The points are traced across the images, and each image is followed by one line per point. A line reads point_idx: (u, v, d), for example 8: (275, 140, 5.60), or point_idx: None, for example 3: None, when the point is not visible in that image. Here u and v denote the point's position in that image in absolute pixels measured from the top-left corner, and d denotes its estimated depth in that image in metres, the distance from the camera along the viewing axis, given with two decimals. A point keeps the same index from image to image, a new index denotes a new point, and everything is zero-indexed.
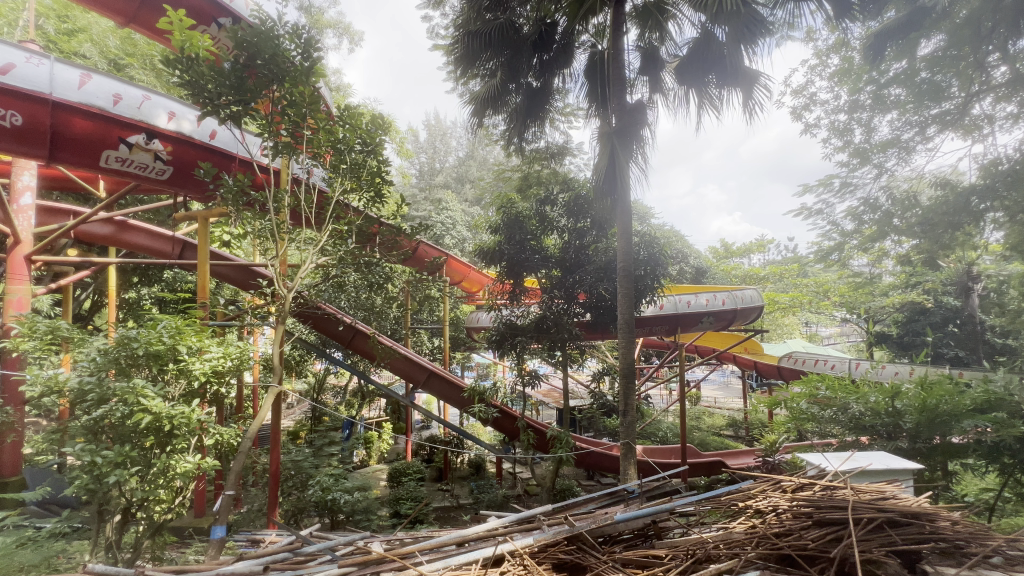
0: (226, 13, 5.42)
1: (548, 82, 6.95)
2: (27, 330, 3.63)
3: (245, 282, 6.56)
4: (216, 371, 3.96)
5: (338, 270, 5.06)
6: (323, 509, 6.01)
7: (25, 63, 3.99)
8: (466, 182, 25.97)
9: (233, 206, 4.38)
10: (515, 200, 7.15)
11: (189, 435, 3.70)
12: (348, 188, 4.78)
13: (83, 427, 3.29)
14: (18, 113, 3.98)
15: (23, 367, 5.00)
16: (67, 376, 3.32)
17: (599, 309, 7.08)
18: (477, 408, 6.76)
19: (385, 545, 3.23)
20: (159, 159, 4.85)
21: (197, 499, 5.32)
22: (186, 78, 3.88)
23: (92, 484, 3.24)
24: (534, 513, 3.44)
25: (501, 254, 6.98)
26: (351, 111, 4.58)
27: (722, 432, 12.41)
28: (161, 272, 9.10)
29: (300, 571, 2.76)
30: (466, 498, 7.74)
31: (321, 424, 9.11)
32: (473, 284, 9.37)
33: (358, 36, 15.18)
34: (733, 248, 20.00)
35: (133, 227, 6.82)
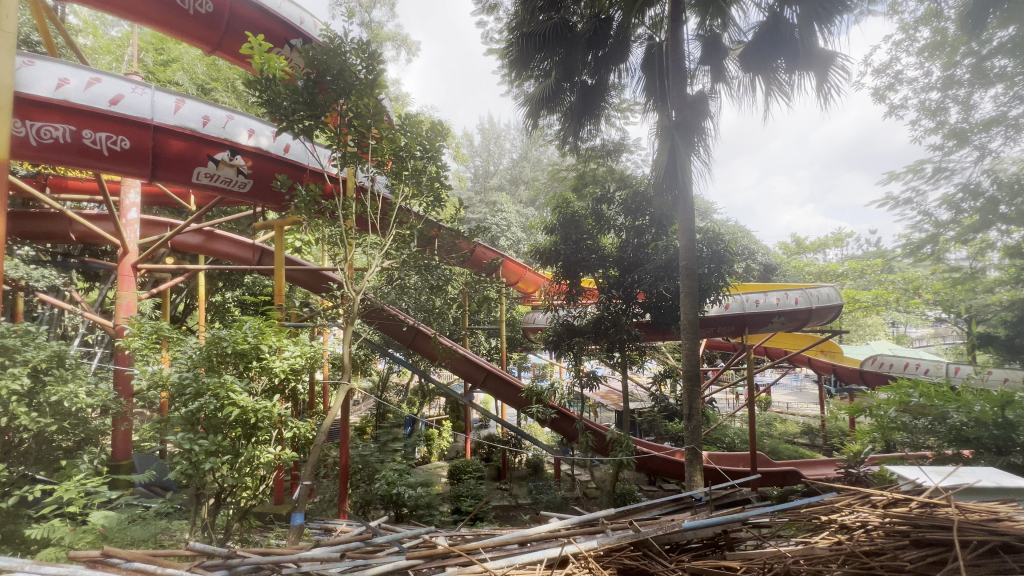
0: (297, 34, 5.84)
1: (604, 79, 6.83)
2: (135, 330, 4.05)
3: (316, 285, 6.98)
4: (294, 369, 4.24)
5: (401, 272, 5.27)
6: (388, 502, 6.27)
7: (131, 93, 4.56)
8: (520, 183, 26.11)
9: (306, 214, 4.69)
10: (571, 199, 7.10)
11: (271, 428, 3.99)
12: (410, 194, 4.96)
13: (182, 418, 3.65)
14: (126, 137, 4.54)
15: (132, 363, 5.63)
16: (169, 371, 3.69)
17: (660, 309, 6.83)
18: (535, 408, 6.78)
19: (449, 540, 3.32)
20: (241, 174, 5.24)
21: (277, 487, 5.72)
22: (265, 98, 4.22)
23: (190, 470, 3.58)
24: (598, 517, 3.38)
25: (557, 254, 6.94)
26: (412, 119, 4.77)
27: (796, 440, 11.59)
28: (243, 277, 9.90)
29: (369, 560, 2.91)
30: (525, 498, 7.77)
31: (385, 420, 9.54)
32: (530, 285, 9.40)
33: (415, 46, 15.71)
34: (807, 244, 18.64)
35: (219, 236, 7.45)
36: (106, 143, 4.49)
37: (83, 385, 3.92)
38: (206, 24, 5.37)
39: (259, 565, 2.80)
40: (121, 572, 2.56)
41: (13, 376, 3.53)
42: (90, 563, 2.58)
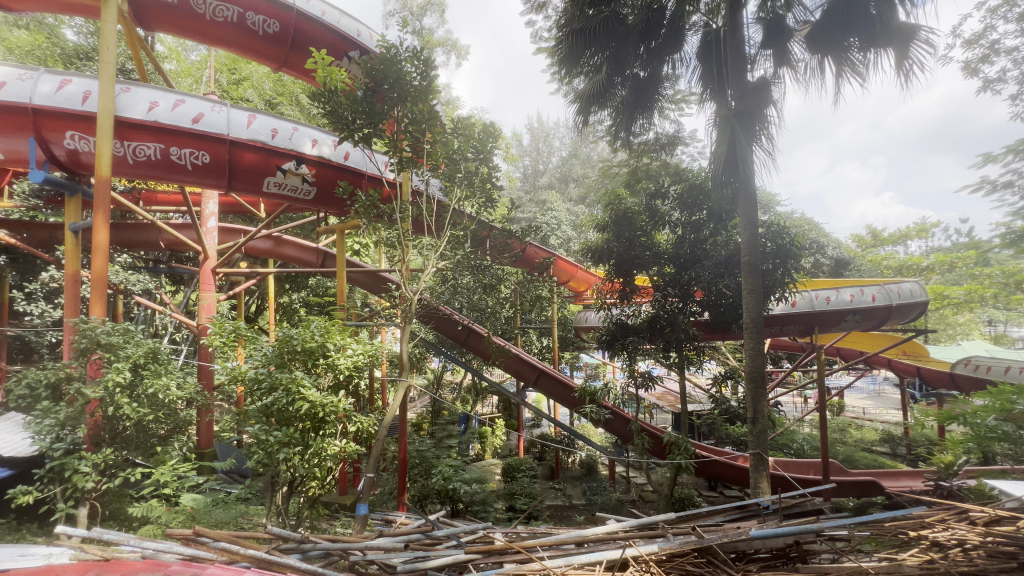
0: (355, 46, 6.14)
1: (657, 70, 6.67)
2: (216, 329, 4.40)
3: (375, 287, 7.27)
4: (357, 366, 4.46)
5: (455, 272, 5.39)
6: (445, 497, 6.42)
7: (210, 111, 4.97)
8: (571, 181, 25.90)
9: (366, 218, 4.89)
10: (623, 196, 6.94)
11: (337, 422, 4.21)
12: (463, 195, 5.06)
13: (258, 411, 3.92)
14: (206, 152, 4.97)
15: (214, 359, 6.13)
16: (246, 367, 3.98)
17: (719, 307, 6.54)
18: (589, 408, 6.70)
19: (505, 536, 3.37)
20: (306, 182, 5.55)
21: (342, 479, 6.01)
22: (328, 109, 4.46)
23: (265, 460, 3.84)
24: (659, 520, 3.30)
25: (610, 252, 6.81)
26: (464, 122, 4.86)
27: (875, 448, 10.70)
28: (307, 279, 10.48)
29: (430, 552, 3.03)
30: (579, 498, 7.70)
31: (441, 417, 9.79)
32: (581, 284, 9.27)
33: (465, 50, 15.99)
34: (884, 236, 17.18)
35: (287, 241, 7.95)
36: (190, 158, 4.94)
37: (173, 379, 4.31)
38: (274, 42, 5.73)
39: (329, 552, 2.97)
40: (210, 549, 2.86)
41: (117, 370, 3.94)
42: (185, 540, 2.90)
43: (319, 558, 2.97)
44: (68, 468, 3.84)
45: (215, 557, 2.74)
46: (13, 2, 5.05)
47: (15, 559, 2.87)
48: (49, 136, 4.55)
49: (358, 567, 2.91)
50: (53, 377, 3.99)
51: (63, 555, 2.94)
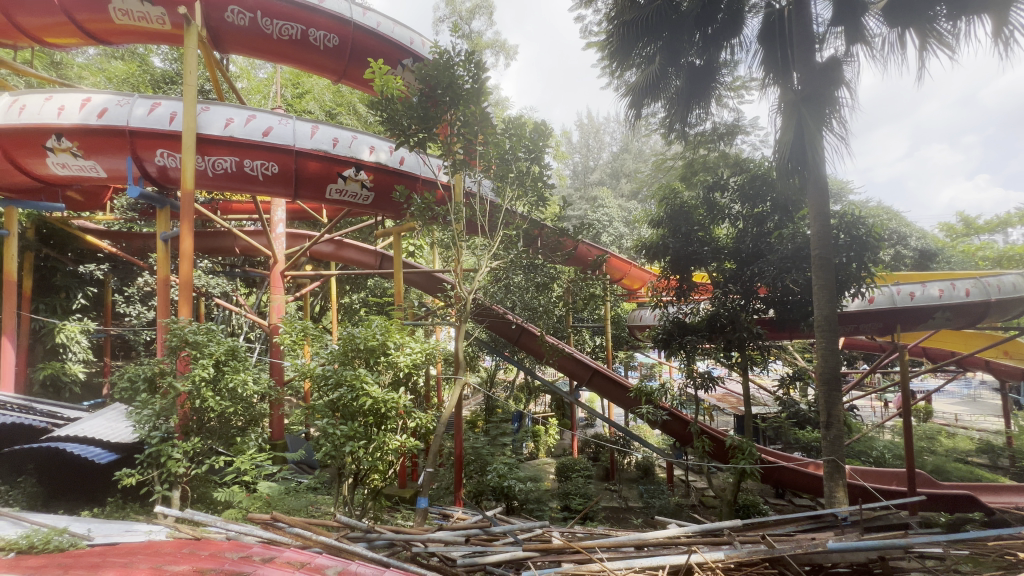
0: (408, 54, 6.36)
1: (714, 57, 6.42)
2: (287, 328, 4.68)
3: (430, 287, 7.45)
4: (415, 364, 4.61)
5: (508, 272, 5.43)
6: (500, 494, 6.48)
7: (278, 124, 5.31)
8: (622, 176, 25.35)
9: (421, 220, 5.03)
10: (679, 189, 6.69)
11: (397, 417, 4.37)
12: (515, 194, 5.09)
13: (326, 405, 4.14)
14: (275, 163, 5.31)
15: (283, 356, 6.54)
16: (314, 364, 4.22)
17: (786, 304, 6.16)
18: (645, 409, 6.52)
19: (562, 536, 3.37)
20: (365, 187, 5.80)
21: (402, 473, 6.23)
22: (386, 117, 4.64)
23: (333, 452, 4.06)
24: (723, 527, 3.16)
25: (665, 248, 6.55)
26: (516, 122, 4.90)
27: (971, 459, 9.65)
28: (366, 280, 10.95)
29: (488, 548, 3.10)
30: (636, 501, 7.52)
31: (495, 415, 9.90)
32: (634, 282, 9.05)
33: (513, 51, 16.07)
34: (979, 223, 15.48)
35: (347, 245, 8.33)
36: (261, 170, 5.30)
37: (250, 375, 4.65)
38: (334, 55, 6.02)
39: (393, 543, 3.11)
40: (286, 534, 3.08)
41: (203, 366, 4.32)
42: (263, 525, 3.15)
43: (384, 548, 3.11)
44: (163, 454, 4.25)
45: (291, 542, 2.96)
46: (111, 36, 5.62)
47: (122, 533, 3.23)
48: (142, 154, 5.06)
49: (419, 558, 3.02)
50: (150, 372, 4.44)
51: (161, 533, 3.26)
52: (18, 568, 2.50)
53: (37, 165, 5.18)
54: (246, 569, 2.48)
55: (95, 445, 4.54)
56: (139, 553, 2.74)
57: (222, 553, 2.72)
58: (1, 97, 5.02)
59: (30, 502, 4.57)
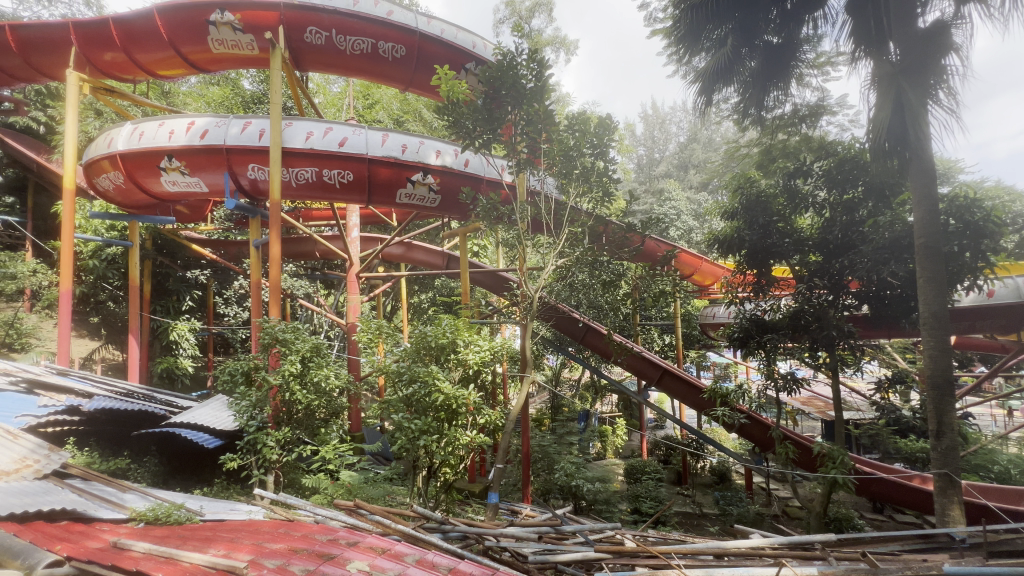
0: (471, 58, 6.49)
1: (793, 34, 6.04)
2: (364, 327, 4.95)
3: (496, 286, 7.55)
4: (484, 361, 4.71)
5: (573, 270, 5.37)
6: (568, 493, 6.46)
7: (352, 135, 5.65)
8: (691, 167, 24.25)
9: (487, 220, 5.12)
10: (755, 177, 6.25)
11: (468, 414, 4.48)
12: (581, 191, 5.03)
13: (400, 400, 4.34)
14: (350, 171, 5.65)
15: (360, 353, 6.93)
16: (389, 361, 4.44)
17: (882, 299, 5.58)
18: (720, 412, 6.19)
19: (635, 539, 3.31)
20: (432, 191, 6.00)
21: (472, 468, 6.37)
22: (453, 121, 4.77)
23: (407, 445, 4.24)
24: (814, 541, 2.93)
25: (741, 241, 6.13)
26: (580, 117, 4.86)
27: None
28: (434, 280, 11.30)
29: (559, 546, 3.10)
30: (711, 507, 7.17)
31: (561, 414, 9.86)
32: (706, 277, 8.61)
33: (574, 45, 15.87)
34: None
35: (416, 246, 8.67)
36: (337, 178, 5.67)
37: (332, 370, 4.99)
38: (402, 65, 6.27)
39: (466, 535, 3.22)
40: (368, 521, 3.30)
41: (291, 362, 4.71)
42: (348, 510, 3.39)
43: (457, 539, 3.22)
44: (259, 441, 4.66)
45: (372, 528, 3.15)
46: (210, 64, 6.25)
47: (227, 511, 3.60)
48: (237, 169, 5.58)
49: (491, 552, 3.07)
50: (246, 366, 4.88)
51: (259, 513, 3.59)
52: (148, 536, 2.87)
53: (153, 183, 5.87)
54: (335, 551, 2.68)
55: (203, 430, 5.06)
56: (243, 529, 3.04)
57: (313, 534, 2.94)
58: (124, 126, 5.74)
59: (153, 479, 5.12)
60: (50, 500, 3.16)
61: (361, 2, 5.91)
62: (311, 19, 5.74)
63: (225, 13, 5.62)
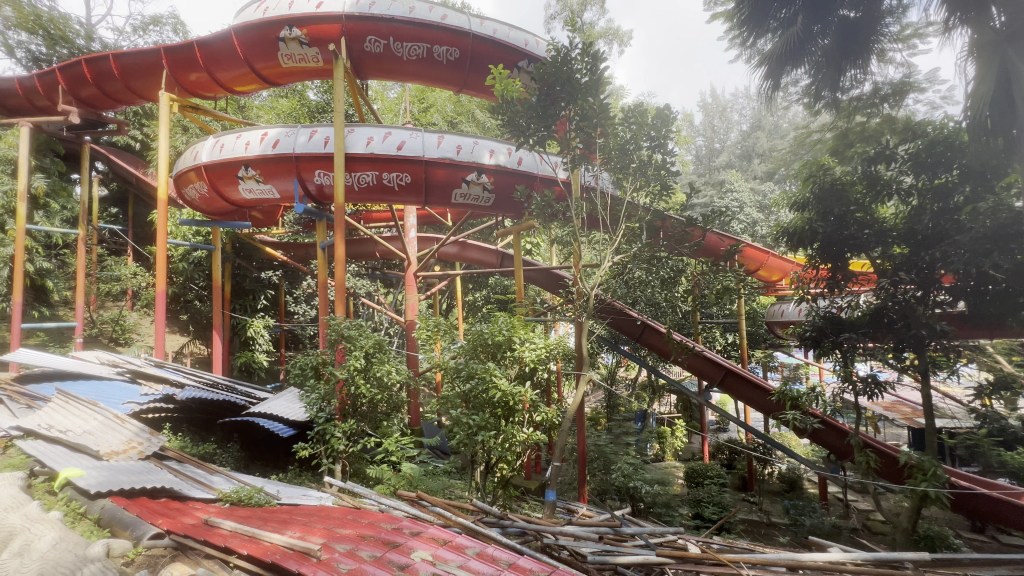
0: (524, 56, 6.50)
1: (873, 8, 5.69)
2: (422, 324, 5.09)
3: (550, 284, 7.51)
4: (540, 359, 4.70)
5: (630, 267, 5.24)
6: (626, 495, 6.34)
7: (410, 138, 5.84)
8: (755, 156, 22.96)
9: (542, 218, 5.10)
10: (829, 164, 5.80)
11: (524, 411, 4.51)
12: (638, 185, 4.90)
13: (458, 394, 4.44)
14: (407, 173, 5.84)
15: (419, 349, 7.13)
16: (447, 357, 4.55)
17: (982, 294, 5.00)
18: (791, 416, 5.81)
19: (700, 546, 3.20)
20: (486, 190, 6.07)
21: (528, 464, 6.39)
22: (507, 120, 4.79)
23: (466, 440, 4.34)
24: (902, 559, 2.71)
25: (813, 234, 5.71)
26: (637, 109, 4.74)
27: None
28: (487, 279, 11.45)
29: (618, 548, 3.05)
30: (780, 517, 6.76)
31: (617, 413, 9.67)
32: (773, 272, 8.15)
33: (627, 35, 15.47)
34: None
35: (471, 245, 8.80)
36: (396, 181, 5.88)
37: (393, 365, 5.19)
38: (455, 67, 6.39)
39: (525, 531, 3.24)
40: (429, 512, 3.42)
41: (355, 357, 4.97)
42: (411, 501, 3.54)
43: (516, 535, 3.25)
44: (328, 432, 4.93)
45: (434, 520, 3.26)
46: (280, 78, 6.67)
47: (301, 497, 3.85)
48: (305, 175, 5.92)
49: (550, 549, 3.08)
50: (315, 361, 5.18)
51: (329, 500, 3.81)
52: (233, 516, 3.12)
53: (233, 191, 6.37)
54: (400, 540, 2.79)
55: (278, 419, 5.43)
56: (315, 514, 3.24)
57: (379, 522, 3.08)
58: (207, 139, 6.26)
59: (235, 464, 5.57)
60: (151, 479, 3.53)
61: (417, 9, 6.05)
62: (369, 28, 5.96)
63: (293, 29, 5.98)
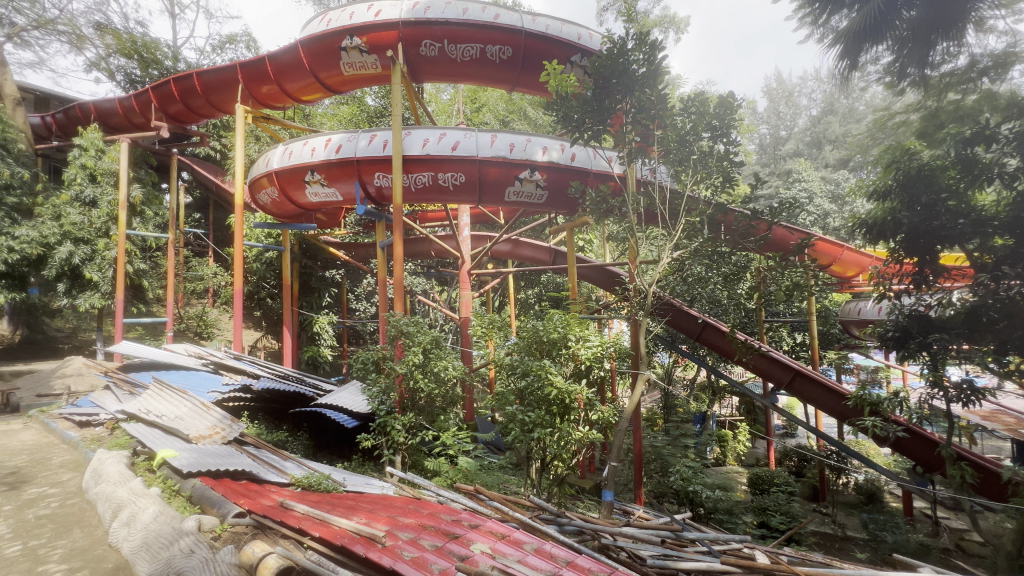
0: (577, 51, 6.45)
1: None
2: (477, 320, 5.19)
3: (604, 281, 7.39)
4: (597, 358, 4.64)
5: (691, 263, 5.03)
6: (684, 499, 6.14)
7: (464, 138, 5.95)
8: (826, 143, 21.40)
9: (597, 214, 5.02)
10: (916, 148, 5.29)
11: (580, 409, 4.48)
12: (698, 178, 4.71)
13: (513, 390, 4.47)
14: (462, 173, 5.95)
15: (473, 346, 7.24)
16: (503, 353, 4.59)
17: None
18: (870, 422, 5.36)
19: (769, 556, 3.03)
20: (539, 187, 6.06)
21: (583, 463, 6.34)
22: (561, 115, 4.74)
23: (521, 435, 4.36)
24: None
25: (896, 224, 5.24)
26: (698, 98, 4.56)
27: None
28: (540, 276, 11.45)
29: (679, 553, 2.96)
30: (857, 531, 6.28)
31: (674, 414, 9.37)
32: (848, 267, 7.57)
33: (684, 21, 14.88)
34: None
35: (524, 243, 8.83)
36: (450, 180, 6.00)
37: (450, 361, 5.30)
38: (508, 66, 6.42)
39: (582, 531, 3.22)
40: (487, 506, 3.49)
41: (414, 353, 5.13)
42: (469, 494, 3.64)
43: (573, 534, 3.24)
44: (389, 425, 5.12)
45: (492, 514, 3.33)
46: (342, 86, 6.98)
47: (364, 485, 4.04)
48: (366, 178, 6.18)
49: (608, 550, 3.04)
50: (376, 356, 5.41)
51: (390, 489, 3.97)
52: (305, 500, 3.32)
53: (300, 195, 6.76)
54: (460, 532, 2.86)
55: (343, 411, 5.71)
56: (379, 503, 3.39)
57: (439, 514, 3.17)
58: (277, 147, 6.68)
59: (305, 452, 5.92)
60: (233, 462, 3.83)
61: (470, 10, 6.12)
62: (425, 33, 6.11)
63: (354, 38, 6.24)
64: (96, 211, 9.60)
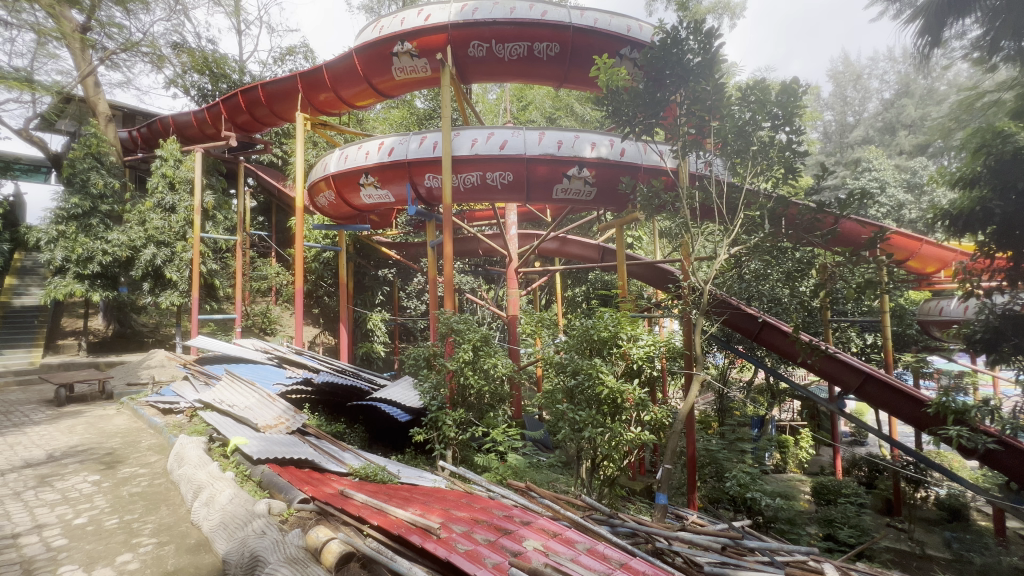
0: (626, 43, 6.31)
1: None
2: (526, 318, 5.20)
3: (656, 279, 7.20)
4: (648, 357, 4.53)
5: (749, 259, 4.80)
6: (741, 505, 5.92)
7: (512, 137, 5.98)
8: (900, 128, 19.77)
9: (648, 210, 4.90)
10: (1011, 129, 4.78)
11: (631, 409, 4.39)
12: (757, 170, 4.48)
13: (562, 389, 4.44)
14: (510, 172, 5.98)
15: (521, 344, 7.26)
16: (552, 351, 4.58)
17: None
18: (955, 432, 4.90)
19: (838, 571, 2.84)
20: (587, 183, 5.99)
21: (634, 464, 6.23)
22: (611, 110, 4.67)
23: (571, 434, 4.34)
24: None
25: (987, 215, 4.76)
26: (758, 85, 4.34)
27: None
28: (588, 274, 11.32)
29: (738, 562, 2.84)
30: (938, 549, 5.77)
31: (730, 417, 8.98)
32: (928, 263, 6.94)
33: (740, 6, 14.19)
34: None
35: (571, 240, 8.75)
36: (499, 180, 6.05)
37: (499, 358, 5.34)
38: (556, 62, 6.38)
39: (636, 534, 3.15)
40: (538, 504, 3.49)
41: (464, 349, 5.22)
42: (520, 491, 3.67)
43: (626, 535, 3.19)
44: (440, 420, 5.24)
45: (543, 511, 3.33)
46: (394, 91, 7.20)
47: (418, 477, 4.16)
48: (417, 179, 6.35)
49: (664, 555, 2.93)
50: (427, 353, 5.55)
51: (442, 483, 4.07)
52: (364, 490, 3.47)
53: (355, 197, 7.04)
54: (512, 528, 2.88)
55: (397, 405, 5.91)
56: (433, 495, 3.48)
57: (490, 509, 3.21)
58: (334, 152, 6.98)
59: (361, 444, 6.18)
60: (297, 450, 4.05)
61: (518, 9, 6.14)
62: (474, 34, 6.19)
63: (405, 44, 6.42)
64: (175, 216, 10.47)
